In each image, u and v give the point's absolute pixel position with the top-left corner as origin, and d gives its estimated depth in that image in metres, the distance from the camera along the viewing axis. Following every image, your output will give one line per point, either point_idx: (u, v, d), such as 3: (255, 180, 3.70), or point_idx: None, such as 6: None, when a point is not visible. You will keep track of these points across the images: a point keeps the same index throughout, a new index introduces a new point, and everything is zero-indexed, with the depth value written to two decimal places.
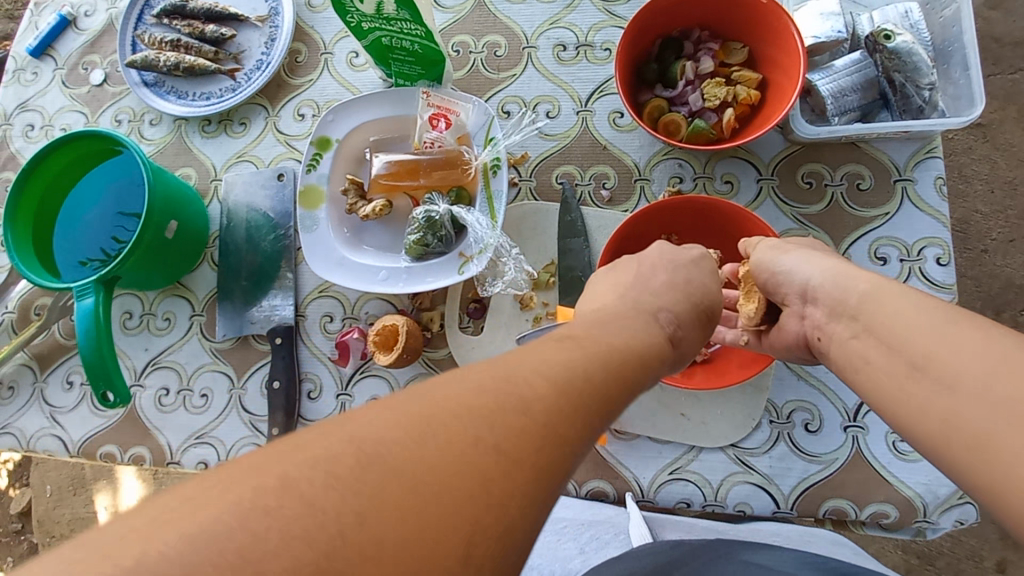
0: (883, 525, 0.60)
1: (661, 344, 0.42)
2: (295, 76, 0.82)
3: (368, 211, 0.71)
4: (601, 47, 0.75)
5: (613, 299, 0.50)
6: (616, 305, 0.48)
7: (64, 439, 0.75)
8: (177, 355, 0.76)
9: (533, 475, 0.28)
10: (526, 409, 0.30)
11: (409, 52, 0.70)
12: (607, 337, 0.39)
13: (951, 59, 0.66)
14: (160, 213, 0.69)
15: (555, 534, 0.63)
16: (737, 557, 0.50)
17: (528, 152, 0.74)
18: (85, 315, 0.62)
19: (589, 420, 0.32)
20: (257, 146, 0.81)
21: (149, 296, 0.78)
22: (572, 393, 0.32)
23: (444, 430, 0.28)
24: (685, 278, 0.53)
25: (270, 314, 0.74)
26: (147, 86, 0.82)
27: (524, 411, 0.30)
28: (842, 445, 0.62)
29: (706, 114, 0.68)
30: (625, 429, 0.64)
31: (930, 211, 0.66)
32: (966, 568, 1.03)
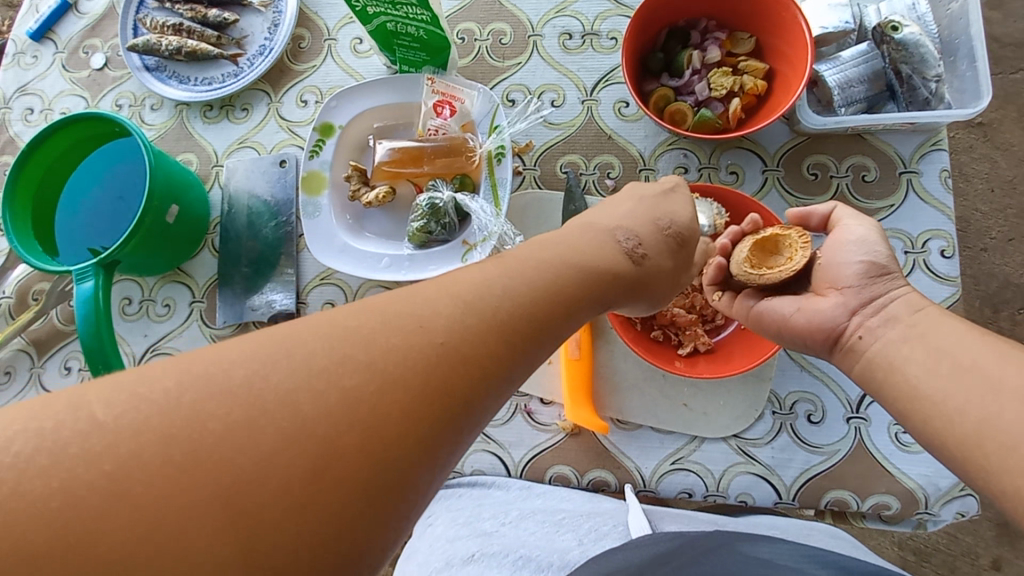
0: (884, 516, 0.60)
1: (591, 289, 0.43)
2: (298, 62, 0.81)
3: (371, 198, 0.70)
4: (607, 36, 0.75)
5: (606, 243, 0.46)
6: (602, 250, 0.45)
7: None
8: (176, 342, 0.75)
9: (456, 410, 0.31)
10: (472, 352, 0.32)
11: (414, 38, 0.70)
12: (551, 280, 0.39)
13: (957, 52, 0.66)
14: (160, 197, 0.68)
15: (552, 524, 0.59)
16: (739, 549, 0.50)
17: (532, 141, 0.73)
18: (84, 298, 0.62)
19: (504, 361, 0.34)
20: (259, 132, 0.80)
21: (148, 282, 0.78)
22: (504, 323, 0.35)
23: (397, 379, 0.30)
24: (674, 232, 0.52)
25: (270, 301, 0.74)
26: (149, 70, 0.82)
27: (465, 352, 0.32)
28: (845, 437, 0.62)
29: (712, 104, 0.68)
30: (628, 418, 0.64)
31: (936, 204, 0.65)
32: (962, 565, 1.03)
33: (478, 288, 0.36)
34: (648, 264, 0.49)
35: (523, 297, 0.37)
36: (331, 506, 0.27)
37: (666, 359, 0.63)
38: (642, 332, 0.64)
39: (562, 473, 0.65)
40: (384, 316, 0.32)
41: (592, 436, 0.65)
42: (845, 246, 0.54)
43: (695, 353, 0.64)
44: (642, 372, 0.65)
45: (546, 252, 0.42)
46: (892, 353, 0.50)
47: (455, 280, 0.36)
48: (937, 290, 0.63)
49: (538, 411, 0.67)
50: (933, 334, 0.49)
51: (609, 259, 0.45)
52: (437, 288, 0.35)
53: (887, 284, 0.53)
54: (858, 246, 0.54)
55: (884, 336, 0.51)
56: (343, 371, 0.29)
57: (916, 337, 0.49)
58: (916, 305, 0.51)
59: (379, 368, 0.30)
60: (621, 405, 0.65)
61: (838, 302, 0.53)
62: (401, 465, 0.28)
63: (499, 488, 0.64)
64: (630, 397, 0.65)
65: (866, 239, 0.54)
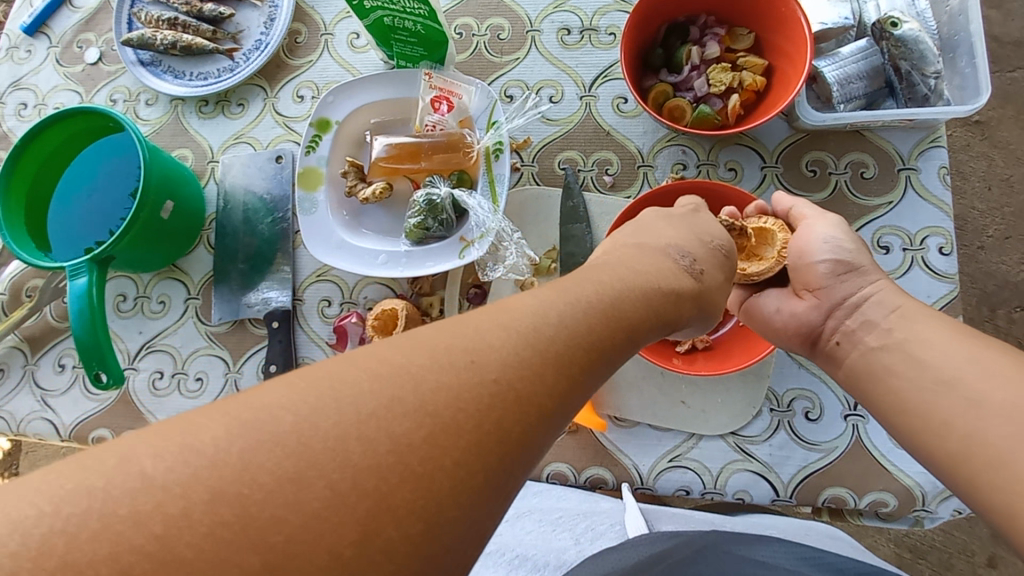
0: (881, 513, 0.60)
1: (645, 318, 0.41)
2: (295, 57, 0.81)
3: (368, 194, 0.70)
4: (605, 32, 0.75)
5: (658, 259, 0.47)
6: (653, 267, 0.46)
7: (54, 422, 0.73)
8: (171, 339, 0.75)
9: (513, 454, 0.30)
10: (530, 390, 0.31)
11: (411, 33, 0.69)
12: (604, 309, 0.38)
13: (956, 48, 0.66)
14: (155, 193, 0.67)
15: (549, 523, 0.63)
16: (727, 549, 0.50)
17: (530, 137, 0.73)
18: (79, 295, 0.61)
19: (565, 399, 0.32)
20: (255, 127, 0.79)
21: (143, 279, 0.77)
22: (561, 362, 0.33)
23: (449, 424, 0.28)
24: (718, 243, 0.53)
25: (266, 299, 0.73)
26: (143, 65, 0.81)
27: (521, 389, 0.31)
28: (843, 434, 0.62)
29: (711, 100, 0.67)
30: (626, 416, 0.64)
31: (934, 201, 0.65)
32: (958, 562, 1.03)
33: (533, 322, 0.34)
34: (708, 280, 0.49)
35: (580, 333, 0.35)
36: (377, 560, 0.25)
37: (664, 356, 0.62)
38: None
39: (559, 471, 0.64)
40: (438, 354, 0.31)
41: (590, 434, 0.64)
42: (814, 244, 0.57)
43: (694, 350, 0.64)
44: (640, 370, 0.65)
45: (598, 280, 0.41)
46: (872, 361, 0.52)
47: (510, 307, 0.35)
48: (935, 287, 0.63)
49: None
50: (912, 343, 0.50)
51: (661, 274, 0.45)
52: (492, 317, 0.34)
53: (853, 283, 0.56)
54: (827, 245, 0.57)
55: (862, 343, 0.54)
56: (399, 414, 0.28)
57: (894, 343, 0.51)
58: (890, 305, 0.53)
59: (429, 411, 0.29)
60: (620, 402, 0.64)
61: (813, 304, 0.57)
62: (454, 517, 0.27)
63: None
64: (628, 395, 0.65)
65: (836, 238, 0.57)
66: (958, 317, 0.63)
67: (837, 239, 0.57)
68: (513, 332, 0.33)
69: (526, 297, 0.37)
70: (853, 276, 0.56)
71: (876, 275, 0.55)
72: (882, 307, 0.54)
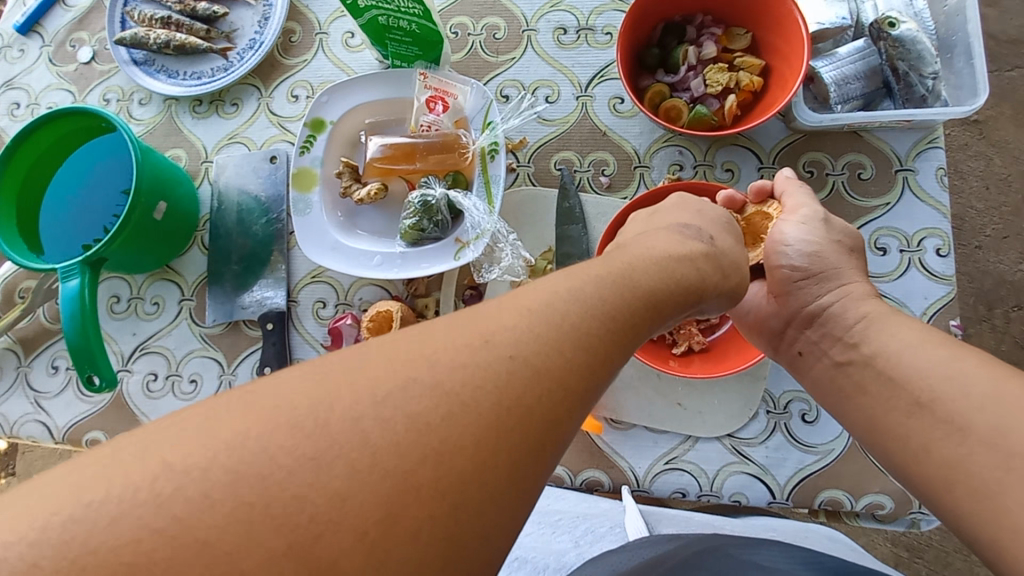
0: (878, 515, 0.60)
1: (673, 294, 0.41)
2: (289, 56, 0.80)
3: (363, 195, 0.70)
4: (602, 31, 0.74)
5: (668, 235, 0.47)
6: (666, 244, 0.45)
7: (48, 425, 0.73)
8: (165, 341, 0.74)
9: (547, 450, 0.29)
10: (565, 384, 0.31)
11: (406, 33, 0.69)
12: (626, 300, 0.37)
13: (954, 48, 0.65)
14: (148, 194, 0.67)
15: (549, 526, 0.63)
16: (730, 553, 0.49)
17: (526, 138, 0.73)
18: (71, 297, 0.61)
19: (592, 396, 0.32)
20: (249, 127, 0.79)
21: (136, 280, 0.77)
22: (587, 354, 0.32)
23: (470, 421, 0.28)
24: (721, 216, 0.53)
25: (261, 299, 0.73)
26: (136, 64, 0.80)
27: (559, 385, 0.30)
28: (840, 436, 0.61)
29: (708, 100, 0.67)
30: (622, 418, 0.64)
31: (931, 202, 0.65)
32: (955, 560, 1.03)
33: (554, 312, 0.33)
34: (722, 246, 0.49)
35: (603, 321, 0.34)
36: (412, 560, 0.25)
37: (662, 358, 0.62)
38: None
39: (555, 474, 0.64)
40: (463, 347, 0.30)
41: (586, 436, 0.64)
42: (783, 244, 0.58)
43: (690, 352, 0.64)
44: (637, 371, 0.65)
45: (619, 266, 0.39)
46: (843, 377, 0.54)
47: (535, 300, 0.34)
48: (932, 289, 0.63)
49: None
50: (881, 359, 0.51)
51: (675, 248, 0.45)
52: (524, 306, 0.33)
53: (821, 287, 0.56)
54: (795, 248, 0.58)
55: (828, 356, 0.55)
56: (426, 412, 0.27)
57: (860, 359, 0.53)
58: (855, 315, 0.54)
59: (472, 408, 0.28)
60: (616, 405, 0.64)
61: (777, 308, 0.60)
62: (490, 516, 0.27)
63: None
64: (625, 397, 0.64)
65: (806, 240, 0.57)
66: (955, 319, 0.62)
67: (807, 240, 0.57)
68: (535, 322, 0.32)
69: (548, 283, 0.35)
70: (826, 279, 0.56)
71: (842, 280, 0.56)
72: (849, 317, 0.54)
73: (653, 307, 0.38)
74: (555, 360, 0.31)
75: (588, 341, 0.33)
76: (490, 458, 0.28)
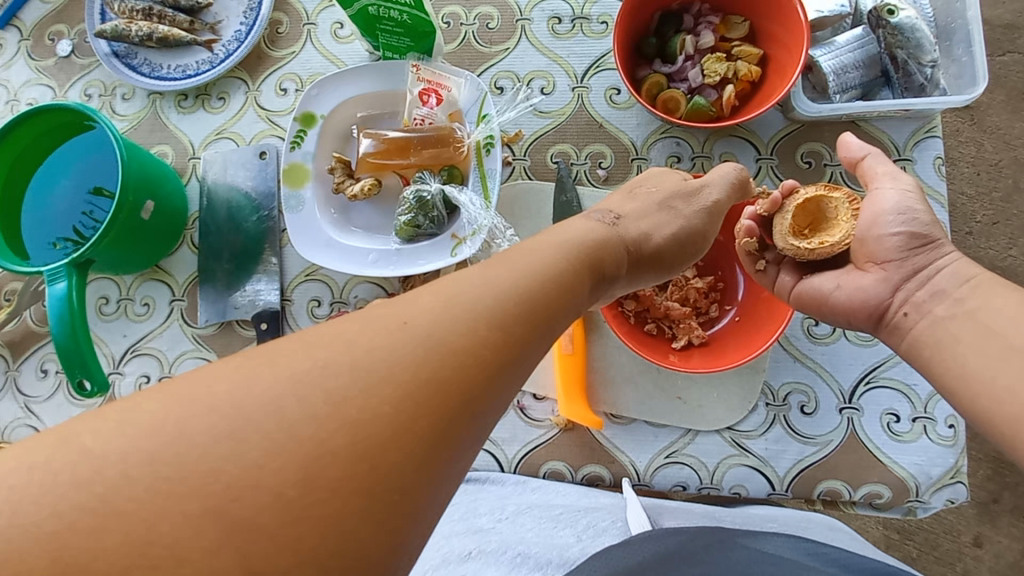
0: (875, 504, 0.61)
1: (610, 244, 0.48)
2: (276, 48, 0.78)
3: (356, 191, 0.68)
4: (597, 21, 0.73)
5: (581, 222, 0.49)
6: (582, 233, 0.47)
7: (40, 429, 0.72)
8: (157, 342, 0.73)
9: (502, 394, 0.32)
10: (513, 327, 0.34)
11: (397, 23, 0.67)
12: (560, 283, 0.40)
13: (953, 36, 0.65)
14: (135, 192, 0.65)
15: (550, 520, 0.57)
16: (741, 543, 0.50)
17: (522, 130, 0.71)
18: (58, 300, 0.59)
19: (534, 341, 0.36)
20: (237, 122, 0.77)
21: (125, 280, 0.75)
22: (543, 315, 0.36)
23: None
24: (652, 194, 0.57)
25: (253, 298, 0.71)
26: (118, 57, 0.78)
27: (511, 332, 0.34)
28: (838, 427, 0.62)
29: (706, 91, 0.66)
30: (622, 412, 0.64)
31: (929, 192, 0.65)
32: (966, 554, 1.00)
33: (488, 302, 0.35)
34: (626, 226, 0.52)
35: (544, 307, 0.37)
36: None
37: (661, 352, 0.62)
38: (636, 326, 0.63)
39: (556, 469, 0.65)
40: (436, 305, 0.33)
41: (587, 432, 0.64)
42: (881, 217, 0.53)
43: (690, 346, 0.64)
44: (636, 365, 0.65)
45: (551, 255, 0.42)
46: (940, 332, 0.50)
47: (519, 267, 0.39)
48: None
49: (532, 406, 0.66)
50: (983, 312, 0.48)
51: (588, 236, 0.46)
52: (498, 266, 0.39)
53: (931, 253, 0.52)
54: (897, 217, 0.52)
55: (932, 313, 0.51)
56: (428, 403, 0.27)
57: (965, 313, 0.49)
58: (964, 276, 0.50)
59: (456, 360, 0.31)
60: (615, 399, 0.64)
61: (881, 277, 0.53)
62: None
63: (492, 483, 0.64)
64: (624, 391, 0.64)
65: (906, 204, 0.52)
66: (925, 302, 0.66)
67: (903, 205, 0.52)
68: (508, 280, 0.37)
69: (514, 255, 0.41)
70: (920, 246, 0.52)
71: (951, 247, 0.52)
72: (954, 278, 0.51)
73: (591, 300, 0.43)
74: (490, 303, 0.35)
75: (534, 303, 0.36)
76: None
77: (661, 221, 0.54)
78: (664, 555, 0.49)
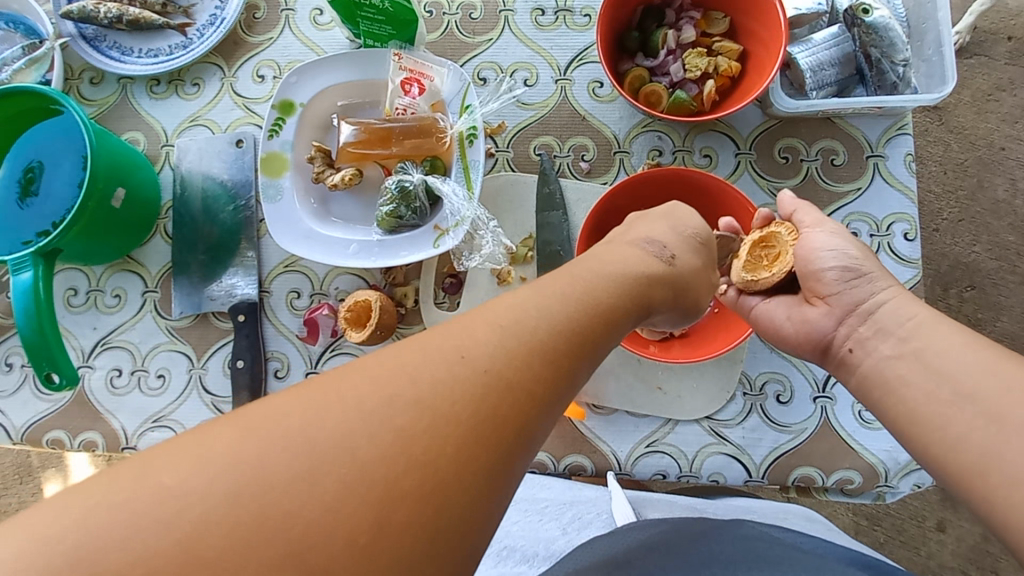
0: (847, 489, 0.63)
1: (657, 272, 0.45)
2: (253, 33, 0.76)
3: (337, 180, 0.67)
4: (580, 13, 0.73)
5: (636, 252, 0.46)
6: (634, 262, 0.44)
7: (5, 426, 0.69)
8: (130, 335, 0.71)
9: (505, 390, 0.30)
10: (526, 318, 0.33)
11: (378, 11, 0.66)
12: (613, 300, 0.39)
13: (923, 36, 0.67)
14: (105, 181, 0.63)
15: (537, 513, 0.63)
16: (764, 532, 0.52)
17: (504, 122, 0.71)
18: (24, 290, 0.57)
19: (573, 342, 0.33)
20: (213, 109, 0.75)
21: (95, 271, 0.72)
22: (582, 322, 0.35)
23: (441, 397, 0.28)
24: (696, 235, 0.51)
25: (230, 292, 0.70)
26: (86, 40, 0.75)
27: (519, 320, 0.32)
28: (811, 416, 0.64)
29: (687, 85, 0.67)
30: (603, 403, 0.64)
31: (900, 187, 0.67)
32: (931, 538, 1.04)
33: (513, 308, 0.34)
34: (681, 266, 0.48)
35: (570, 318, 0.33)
36: (403, 543, 0.25)
37: (641, 342, 0.62)
38: None
39: (539, 461, 0.64)
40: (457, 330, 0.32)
41: (569, 422, 0.64)
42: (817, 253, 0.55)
43: (670, 338, 0.64)
44: (617, 356, 0.65)
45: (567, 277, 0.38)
46: None
47: (560, 280, 0.38)
48: (900, 272, 0.65)
49: None
50: None
51: (642, 270, 0.43)
52: (568, 287, 0.37)
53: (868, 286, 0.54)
54: (830, 254, 0.55)
55: (877, 352, 0.52)
56: None
57: None
58: (906, 315, 0.51)
59: None
60: (597, 390, 0.65)
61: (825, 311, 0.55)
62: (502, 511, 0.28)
63: None
64: (605, 382, 0.65)
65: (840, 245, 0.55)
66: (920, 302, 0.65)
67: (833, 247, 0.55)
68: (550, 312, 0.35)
69: (591, 270, 0.41)
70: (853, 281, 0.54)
71: (885, 283, 0.54)
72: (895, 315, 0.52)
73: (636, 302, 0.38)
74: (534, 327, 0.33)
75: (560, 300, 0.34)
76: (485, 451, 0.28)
77: (697, 268, 0.49)
78: (647, 548, 0.50)
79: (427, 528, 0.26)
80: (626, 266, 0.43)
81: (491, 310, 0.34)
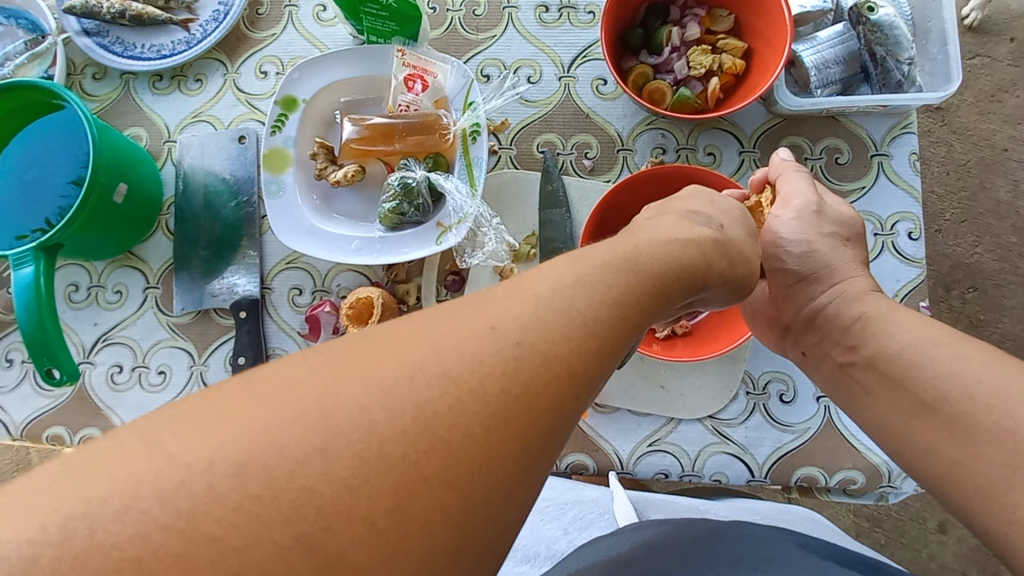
0: (849, 490, 0.62)
1: (709, 248, 0.44)
2: (256, 29, 0.76)
3: (339, 177, 0.67)
4: (584, 10, 0.73)
5: (689, 225, 0.45)
6: (685, 233, 0.44)
7: (4, 421, 0.69)
8: (131, 330, 0.71)
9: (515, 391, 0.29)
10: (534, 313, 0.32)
11: (382, 7, 0.66)
12: (651, 282, 0.38)
13: (928, 34, 0.66)
14: (108, 176, 0.63)
15: (538, 513, 0.63)
16: (768, 533, 0.51)
17: (508, 119, 0.71)
18: (24, 285, 0.57)
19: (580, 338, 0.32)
20: (215, 105, 0.75)
21: (96, 267, 0.72)
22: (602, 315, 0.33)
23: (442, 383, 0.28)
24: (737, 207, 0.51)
25: (233, 288, 0.69)
26: (88, 35, 0.74)
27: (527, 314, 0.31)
28: (814, 416, 0.63)
29: (691, 83, 0.66)
30: (606, 401, 0.64)
31: (905, 186, 0.67)
32: (932, 540, 1.03)
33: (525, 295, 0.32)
34: (731, 235, 0.48)
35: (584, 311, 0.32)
36: (409, 549, 0.25)
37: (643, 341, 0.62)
38: None
39: None
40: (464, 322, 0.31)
41: None
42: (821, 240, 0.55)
43: (672, 336, 0.64)
44: None
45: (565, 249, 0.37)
46: None
47: (583, 260, 0.36)
48: (904, 271, 0.65)
49: None
50: None
51: (695, 242, 0.44)
52: (599, 270, 0.36)
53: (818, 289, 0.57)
54: (793, 246, 0.58)
55: (833, 358, 0.56)
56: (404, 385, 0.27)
57: None
58: (877, 320, 0.54)
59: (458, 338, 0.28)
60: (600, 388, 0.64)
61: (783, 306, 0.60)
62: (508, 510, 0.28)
63: None
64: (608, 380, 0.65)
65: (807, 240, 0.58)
66: (924, 301, 0.64)
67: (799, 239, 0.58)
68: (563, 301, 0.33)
69: (633, 248, 0.39)
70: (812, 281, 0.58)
71: (840, 282, 0.57)
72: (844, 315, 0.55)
73: (643, 287, 0.37)
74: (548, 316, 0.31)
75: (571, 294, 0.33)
76: (488, 450, 0.27)
77: (745, 243, 0.49)
78: (648, 547, 0.50)
79: (433, 532, 0.25)
80: (674, 243, 0.42)
81: (503, 300, 0.32)
